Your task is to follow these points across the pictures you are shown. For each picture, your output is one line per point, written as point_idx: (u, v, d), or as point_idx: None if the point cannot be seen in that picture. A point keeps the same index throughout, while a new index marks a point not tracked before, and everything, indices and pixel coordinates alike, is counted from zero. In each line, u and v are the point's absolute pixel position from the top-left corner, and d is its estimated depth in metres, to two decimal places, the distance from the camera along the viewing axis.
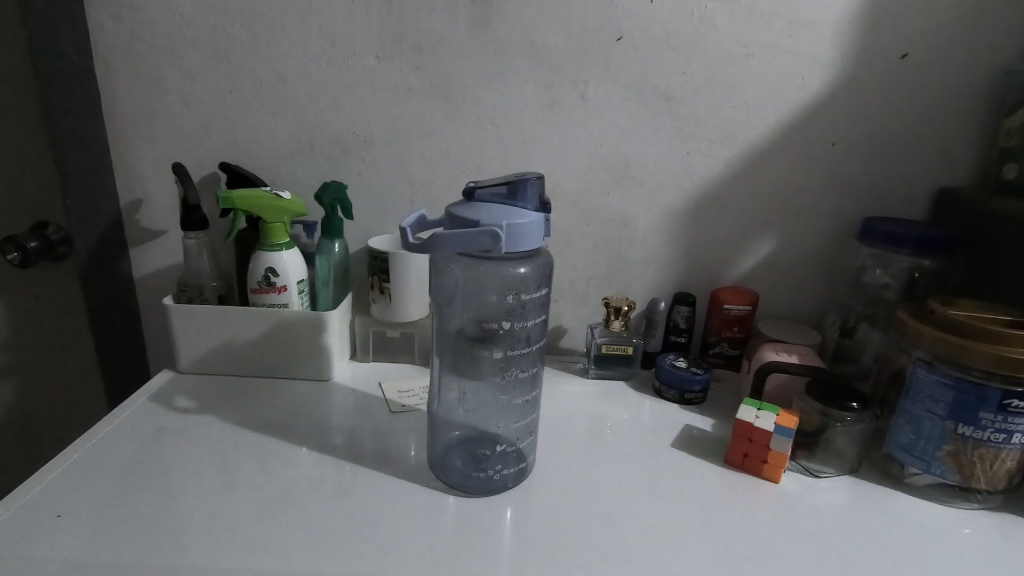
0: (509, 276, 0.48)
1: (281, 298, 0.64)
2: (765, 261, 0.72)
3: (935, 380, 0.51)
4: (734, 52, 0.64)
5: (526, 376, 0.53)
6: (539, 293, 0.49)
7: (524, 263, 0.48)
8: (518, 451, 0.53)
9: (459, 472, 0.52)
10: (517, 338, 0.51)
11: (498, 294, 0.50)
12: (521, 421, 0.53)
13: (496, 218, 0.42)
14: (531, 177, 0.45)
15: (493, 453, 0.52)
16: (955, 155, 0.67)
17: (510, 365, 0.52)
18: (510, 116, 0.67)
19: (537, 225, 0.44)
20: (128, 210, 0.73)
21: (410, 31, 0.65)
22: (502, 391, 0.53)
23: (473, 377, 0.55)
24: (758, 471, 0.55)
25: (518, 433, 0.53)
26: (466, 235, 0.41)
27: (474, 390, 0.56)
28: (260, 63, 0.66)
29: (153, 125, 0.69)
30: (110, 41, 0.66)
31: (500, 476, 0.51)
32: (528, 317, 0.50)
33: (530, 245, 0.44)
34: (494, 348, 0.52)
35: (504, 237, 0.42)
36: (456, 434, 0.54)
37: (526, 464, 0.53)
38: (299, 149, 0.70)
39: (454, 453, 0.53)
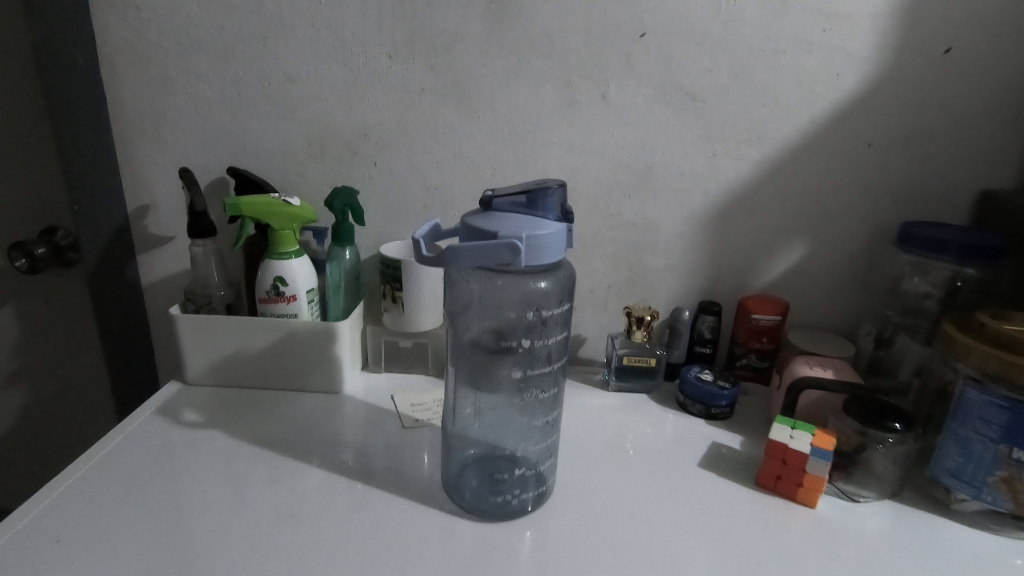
0: (529, 291, 0.46)
1: (290, 308, 0.61)
2: (795, 267, 0.68)
3: (986, 401, 0.47)
4: (764, 48, 0.61)
5: (547, 397, 0.49)
6: (561, 308, 0.47)
7: (544, 276, 0.45)
8: (538, 474, 0.50)
9: (475, 495, 0.49)
10: (538, 358, 0.48)
11: (518, 310, 0.47)
12: (541, 443, 0.50)
13: (516, 230, 0.40)
14: (553, 185, 0.42)
15: (511, 476, 0.49)
16: (1002, 155, 0.62)
17: (529, 385, 0.49)
18: (527, 116, 0.64)
19: (559, 236, 0.41)
20: (136, 216, 0.71)
21: (423, 29, 0.62)
22: (521, 410, 0.50)
23: (489, 393, 0.51)
24: (793, 494, 0.52)
25: (539, 456, 0.50)
26: (484, 247, 0.39)
27: (490, 406, 0.52)
28: (269, 64, 0.64)
29: (160, 129, 0.67)
30: (115, 42, 0.64)
31: (519, 500, 0.48)
32: (550, 334, 0.47)
33: (551, 259, 0.41)
34: (515, 369, 0.48)
35: (524, 250, 0.39)
36: (471, 453, 0.52)
37: (546, 486, 0.50)
38: (309, 153, 0.67)
39: (469, 473, 0.50)
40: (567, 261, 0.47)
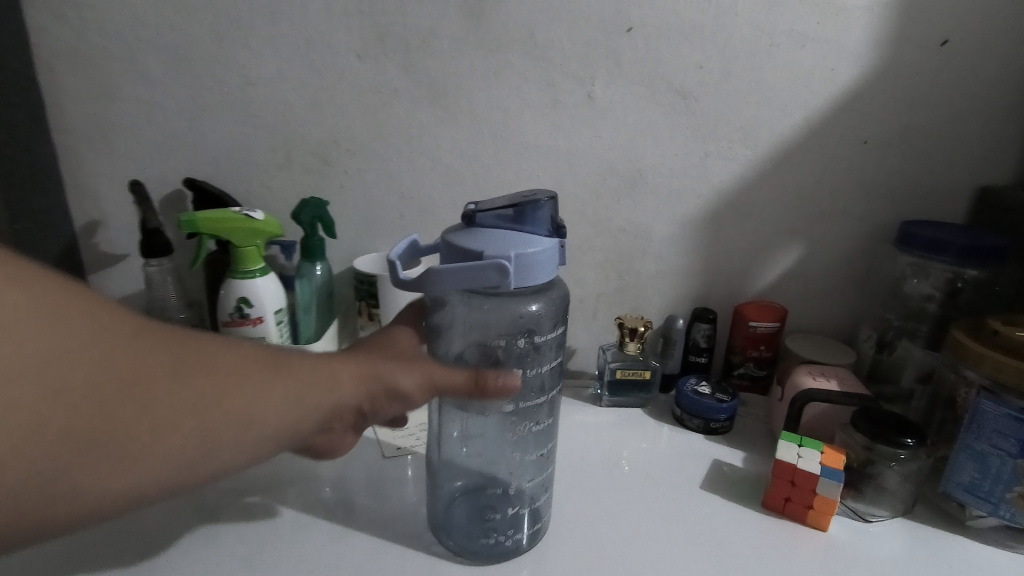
0: (519, 315, 0.41)
1: (257, 332, 0.56)
2: (792, 271, 0.66)
3: (1003, 414, 0.45)
4: (757, 42, 0.58)
5: (541, 430, 0.45)
6: (554, 333, 0.43)
7: (536, 299, 0.41)
8: (533, 511, 0.46)
9: (463, 537, 0.45)
10: (530, 390, 0.44)
11: (507, 338, 0.43)
12: (535, 478, 0.46)
13: (503, 248, 0.36)
14: (542, 198, 0.38)
15: (503, 515, 0.45)
16: (1000, 152, 0.60)
17: (522, 418, 0.45)
18: (508, 118, 0.60)
19: (549, 255, 0.37)
20: (85, 234, 0.65)
21: (394, 25, 0.57)
22: (512, 443, 0.46)
23: (477, 424, 0.46)
24: (803, 517, 0.49)
25: (533, 492, 0.46)
26: (468, 269, 0.35)
27: (478, 435, 0.47)
28: (226, 66, 0.59)
29: (108, 139, 0.61)
30: (52, 44, 0.58)
31: (512, 541, 0.44)
32: (544, 361, 0.43)
33: (542, 279, 0.37)
34: (506, 403, 0.43)
35: (513, 271, 0.35)
36: (458, 485, 0.47)
37: (540, 523, 0.46)
38: (274, 161, 0.62)
39: (457, 512, 0.46)
40: (559, 280, 0.43)
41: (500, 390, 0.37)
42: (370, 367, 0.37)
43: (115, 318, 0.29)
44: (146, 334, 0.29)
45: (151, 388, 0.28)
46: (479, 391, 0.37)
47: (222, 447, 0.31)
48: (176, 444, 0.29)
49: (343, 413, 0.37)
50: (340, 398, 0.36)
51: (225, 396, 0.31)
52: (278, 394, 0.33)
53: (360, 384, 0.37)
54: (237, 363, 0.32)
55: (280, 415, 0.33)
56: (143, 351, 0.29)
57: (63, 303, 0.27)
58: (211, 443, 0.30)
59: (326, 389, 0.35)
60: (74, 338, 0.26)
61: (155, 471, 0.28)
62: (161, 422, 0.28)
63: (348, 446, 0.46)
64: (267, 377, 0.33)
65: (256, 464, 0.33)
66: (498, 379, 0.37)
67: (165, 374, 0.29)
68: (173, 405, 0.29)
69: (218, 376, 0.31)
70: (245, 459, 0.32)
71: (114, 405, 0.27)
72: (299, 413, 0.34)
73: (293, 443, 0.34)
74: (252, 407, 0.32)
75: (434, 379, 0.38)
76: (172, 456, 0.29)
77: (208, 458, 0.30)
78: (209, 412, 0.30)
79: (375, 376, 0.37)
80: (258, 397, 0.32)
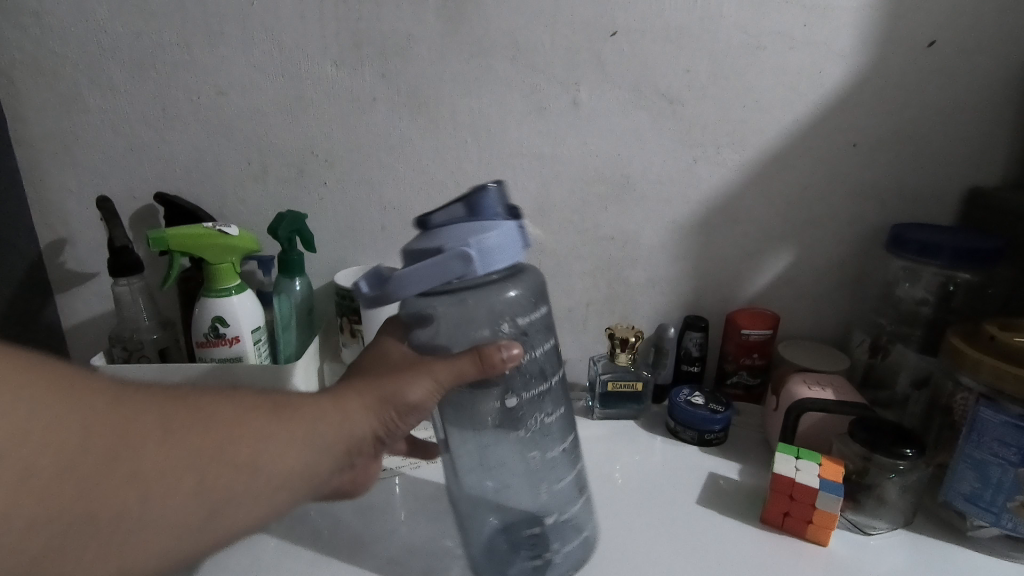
0: (497, 298, 0.39)
1: (234, 352, 0.53)
2: (783, 276, 0.65)
3: (1002, 422, 0.44)
4: (743, 45, 0.57)
5: (553, 420, 0.42)
6: (538, 313, 0.41)
7: (511, 283, 0.39)
8: (573, 518, 0.44)
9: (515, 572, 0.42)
10: (528, 375, 0.40)
11: (491, 328, 0.39)
12: (565, 478, 0.43)
13: (461, 236, 0.34)
14: (489, 183, 0.37)
15: (545, 529, 0.42)
16: (990, 153, 0.60)
17: (529, 412, 0.41)
18: (492, 125, 0.59)
19: (512, 235, 0.36)
20: (51, 252, 0.63)
21: (371, 32, 0.56)
22: (532, 455, 0.42)
23: (495, 449, 0.42)
24: (802, 532, 0.47)
25: (567, 497, 0.43)
26: (430, 269, 0.33)
27: (500, 464, 0.42)
28: (197, 75, 0.57)
29: (74, 153, 0.59)
30: (13, 55, 0.56)
31: (563, 554, 0.42)
32: (536, 344, 0.40)
33: (511, 260, 0.36)
34: (510, 395, 0.40)
35: (477, 259, 0.34)
36: (491, 520, 0.43)
37: (586, 529, 0.45)
38: (250, 173, 0.60)
39: (500, 549, 0.42)
40: (527, 264, 0.42)
41: (506, 362, 0.36)
42: (376, 389, 0.36)
43: (96, 388, 0.28)
44: (131, 399, 0.29)
45: (141, 456, 0.27)
46: (484, 369, 0.36)
47: (231, 502, 0.30)
48: (180, 508, 0.28)
49: (360, 446, 0.36)
50: (352, 430, 0.35)
51: (224, 450, 0.30)
52: (286, 439, 0.32)
53: (371, 409, 0.36)
54: (235, 413, 0.31)
55: (288, 459, 0.32)
56: (128, 417, 0.28)
57: (35, 381, 0.26)
58: (221, 498, 0.30)
59: (335, 423, 0.34)
60: (51, 420, 0.26)
61: (164, 539, 0.28)
62: (158, 488, 0.28)
63: (371, 476, 0.45)
64: (270, 420, 0.32)
65: (275, 512, 0.32)
66: (501, 355, 0.36)
67: (159, 434, 0.28)
68: (168, 465, 0.28)
69: (214, 431, 0.30)
70: (261, 509, 0.31)
71: (101, 481, 0.26)
72: (309, 454, 0.33)
73: (312, 483, 0.34)
74: (258, 455, 0.31)
75: (441, 380, 0.36)
76: (182, 519, 0.29)
77: (220, 512, 0.30)
78: (212, 469, 0.29)
79: (384, 398, 0.36)
80: (263, 443, 0.31)
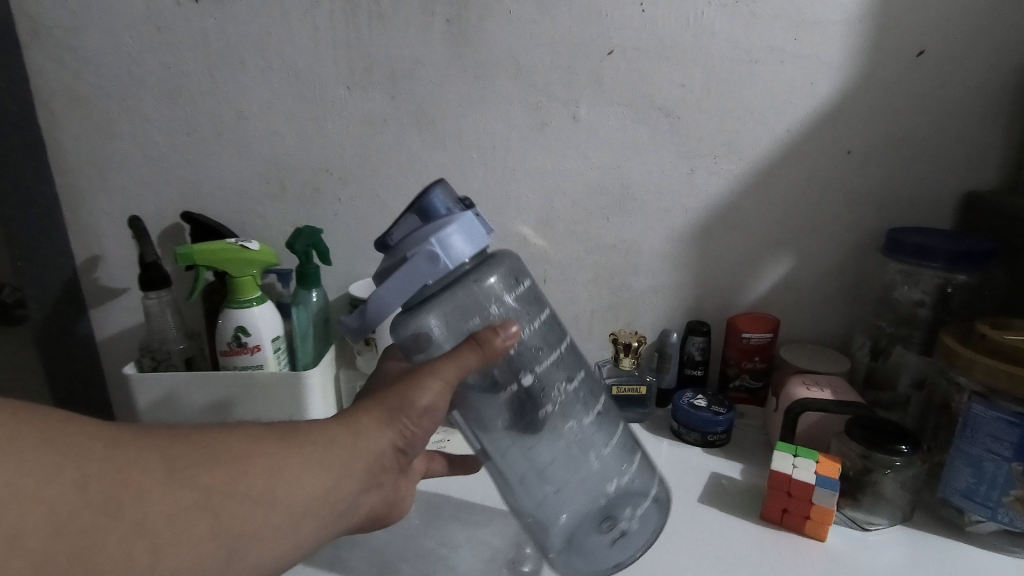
0: (477, 285, 0.39)
1: (255, 360, 0.56)
2: (783, 282, 0.66)
3: (995, 418, 0.45)
4: (736, 59, 0.59)
5: (575, 384, 0.42)
6: (520, 287, 0.42)
7: (487, 268, 0.40)
8: (636, 479, 0.42)
9: (601, 553, 0.42)
10: (532, 350, 0.41)
11: (481, 316, 0.39)
12: (610, 439, 0.42)
13: (422, 236, 0.35)
14: (432, 185, 0.37)
15: (613, 495, 0.41)
16: (983, 157, 0.61)
17: (548, 384, 0.41)
18: (496, 142, 0.62)
19: (470, 223, 0.36)
20: (85, 269, 0.67)
21: (380, 57, 0.59)
22: (569, 429, 0.41)
23: (539, 446, 0.41)
24: (801, 528, 0.49)
25: (620, 458, 0.42)
26: (401, 281, 0.34)
27: (549, 459, 0.41)
28: (219, 102, 0.61)
29: (107, 177, 0.63)
30: (53, 87, 0.60)
31: (639, 517, 0.41)
32: (531, 316, 0.42)
33: (479, 247, 0.36)
34: (524, 373, 0.40)
35: (443, 255, 0.34)
36: (564, 517, 0.41)
37: (655, 494, 0.43)
38: (269, 192, 0.64)
39: (578, 541, 0.41)
40: (497, 249, 0.42)
41: (506, 341, 0.35)
42: (384, 402, 0.36)
43: (89, 437, 0.27)
44: (128, 446, 0.28)
45: (144, 507, 0.27)
46: (487, 356, 0.35)
47: (250, 537, 0.30)
48: (197, 554, 0.28)
49: (381, 461, 0.36)
50: (369, 447, 0.35)
51: (236, 486, 0.29)
52: (300, 467, 0.31)
53: (383, 423, 0.35)
54: (243, 446, 0.31)
55: (307, 488, 0.32)
56: (126, 467, 0.27)
57: (24, 439, 0.25)
58: (237, 532, 0.29)
59: (351, 446, 0.34)
60: (51, 475, 0.25)
61: None
62: (167, 539, 0.27)
63: (406, 504, 0.45)
64: (280, 449, 0.31)
65: (299, 544, 0.32)
66: (499, 337, 0.35)
67: (164, 478, 0.28)
68: (176, 507, 0.28)
69: (222, 469, 0.29)
70: (284, 541, 0.31)
71: (105, 538, 0.26)
72: (326, 479, 0.33)
73: (335, 508, 0.34)
74: (272, 488, 0.30)
75: (450, 379, 0.35)
76: (200, 560, 0.28)
77: (239, 547, 0.29)
78: (224, 506, 0.29)
79: (394, 410, 0.35)
80: (275, 474, 0.31)
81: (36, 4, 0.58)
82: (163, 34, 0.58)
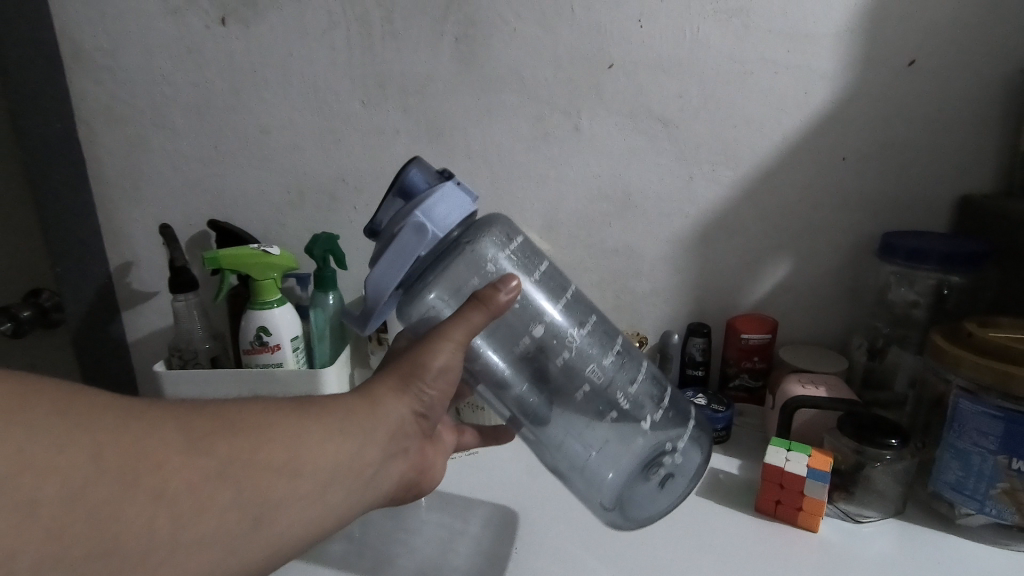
0: (470, 248, 0.41)
1: (275, 358, 0.59)
2: (782, 284, 0.68)
3: (980, 412, 0.47)
4: (731, 70, 0.62)
5: (588, 328, 0.45)
6: (515, 242, 0.44)
7: (478, 230, 0.42)
8: (665, 412, 0.45)
9: (652, 496, 0.45)
10: (537, 302, 0.43)
11: (480, 276, 0.41)
12: (633, 375, 0.45)
13: (407, 211, 0.37)
14: (409, 167, 0.39)
15: (649, 430, 0.44)
16: (977, 162, 0.62)
17: (562, 332, 0.43)
18: (502, 151, 0.65)
19: (450, 192, 0.37)
20: (119, 274, 0.71)
21: (393, 73, 0.63)
22: (593, 372, 0.43)
23: (572, 401, 0.43)
24: (794, 519, 0.50)
25: (646, 391, 0.45)
26: (392, 256, 0.36)
27: (583, 416, 0.43)
28: (244, 117, 0.65)
29: (140, 187, 0.68)
30: (92, 106, 0.65)
31: (683, 450, 0.45)
32: (531, 268, 0.44)
33: (464, 214, 0.37)
34: (534, 325, 0.42)
35: (428, 224, 0.36)
36: (612, 474, 0.43)
37: (691, 422, 0.47)
38: (289, 201, 0.68)
39: (629, 487, 0.44)
40: (485, 213, 0.44)
41: (506, 296, 0.37)
42: (397, 372, 0.38)
43: (106, 408, 0.28)
44: (145, 417, 0.29)
45: (163, 478, 0.28)
46: (493, 312, 0.37)
47: (276, 504, 0.31)
48: (220, 522, 0.29)
49: (403, 428, 0.38)
50: (387, 417, 0.37)
51: (256, 456, 0.31)
52: (318, 437, 0.33)
53: (397, 392, 0.37)
54: (261, 419, 0.32)
55: (328, 457, 0.33)
56: (144, 437, 0.28)
57: (39, 410, 0.26)
58: (262, 497, 0.31)
59: (370, 417, 0.36)
60: (68, 445, 0.26)
61: (209, 553, 0.29)
62: (188, 507, 0.28)
63: (438, 474, 0.47)
64: (298, 422, 0.33)
65: (326, 511, 0.34)
66: (501, 292, 0.37)
67: (182, 449, 0.29)
68: (196, 477, 0.29)
69: (240, 440, 0.31)
70: (311, 507, 0.33)
71: (125, 507, 0.26)
72: (347, 448, 0.34)
73: (360, 477, 0.35)
74: (294, 457, 0.32)
75: (459, 339, 0.37)
76: (228, 525, 0.30)
77: (268, 512, 0.31)
78: (244, 475, 0.30)
79: (407, 377, 0.37)
80: (295, 443, 0.32)
81: (78, 30, 0.63)
82: (193, 55, 0.63)
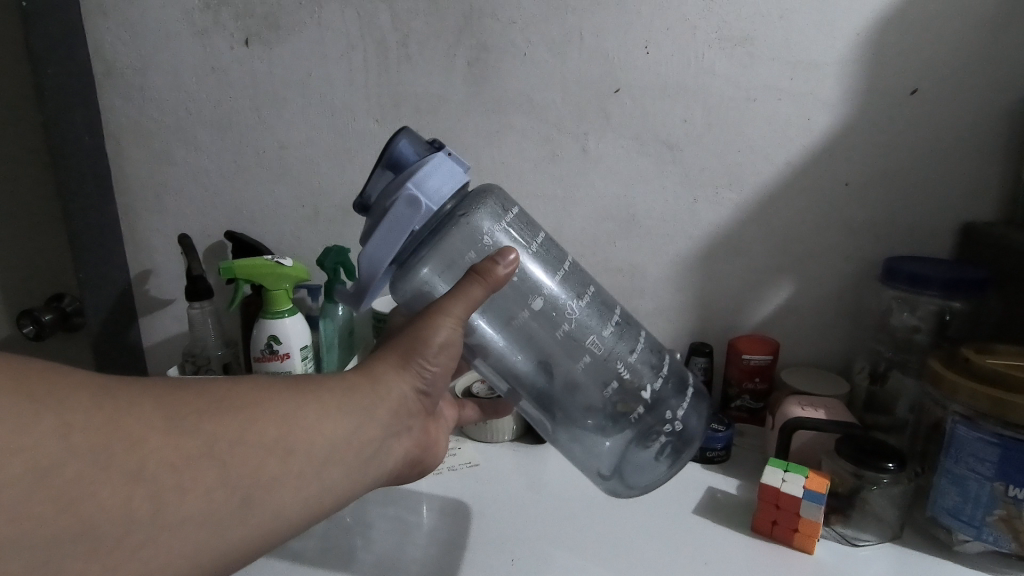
0: (463, 220, 0.42)
1: (284, 366, 0.61)
2: (785, 306, 0.69)
3: (976, 439, 0.47)
4: (735, 96, 0.63)
5: (587, 297, 0.45)
6: (511, 213, 0.45)
7: (471, 201, 0.43)
8: (664, 378, 0.46)
9: (653, 466, 0.46)
10: (535, 277, 0.44)
11: (475, 248, 0.43)
12: (630, 341, 0.45)
13: (399, 185, 0.38)
14: (398, 137, 0.40)
15: (647, 398, 0.45)
16: (979, 190, 0.63)
17: (560, 307, 0.43)
18: (510, 171, 0.67)
19: (440, 164, 0.38)
20: (139, 280, 0.74)
21: (408, 93, 0.65)
22: (592, 343, 0.44)
23: (572, 373, 0.44)
24: (789, 540, 0.51)
25: (645, 357, 0.46)
26: (386, 228, 0.37)
27: (581, 387, 0.44)
28: (263, 134, 0.67)
29: (162, 199, 0.71)
30: (120, 120, 0.68)
31: (684, 418, 0.46)
32: (528, 239, 0.45)
33: (455, 185, 0.39)
34: (533, 297, 0.43)
35: (420, 196, 0.37)
36: (609, 442, 0.46)
37: (688, 389, 0.48)
38: (303, 214, 0.70)
39: (626, 454, 0.46)
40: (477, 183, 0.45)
41: (504, 269, 0.38)
42: (396, 351, 0.39)
43: (77, 388, 0.28)
44: (121, 396, 0.29)
45: (140, 455, 0.29)
46: (491, 285, 0.38)
47: (272, 482, 0.33)
48: (209, 498, 0.31)
49: (407, 404, 0.40)
50: (390, 392, 0.39)
51: (245, 434, 0.32)
52: (314, 415, 0.35)
53: (398, 370, 0.39)
54: (254, 395, 0.34)
55: (324, 435, 0.35)
56: (122, 417, 0.29)
57: (10, 390, 0.26)
58: (258, 473, 0.32)
59: (371, 393, 0.38)
60: (42, 423, 0.26)
61: (201, 529, 0.30)
62: (170, 484, 0.29)
63: (442, 451, 0.50)
64: (293, 399, 0.35)
65: (323, 489, 0.35)
66: (499, 266, 0.38)
67: (161, 428, 0.30)
68: (179, 453, 0.30)
69: (226, 418, 0.32)
70: (309, 485, 0.34)
71: (99, 486, 0.27)
72: (345, 425, 0.36)
73: (361, 453, 0.37)
74: (288, 433, 0.34)
75: (459, 314, 0.38)
76: (221, 499, 0.31)
77: (264, 487, 0.33)
78: (234, 451, 0.32)
79: (408, 354, 0.39)
80: (289, 421, 0.34)
81: (111, 49, 0.66)
82: (217, 74, 0.66)
